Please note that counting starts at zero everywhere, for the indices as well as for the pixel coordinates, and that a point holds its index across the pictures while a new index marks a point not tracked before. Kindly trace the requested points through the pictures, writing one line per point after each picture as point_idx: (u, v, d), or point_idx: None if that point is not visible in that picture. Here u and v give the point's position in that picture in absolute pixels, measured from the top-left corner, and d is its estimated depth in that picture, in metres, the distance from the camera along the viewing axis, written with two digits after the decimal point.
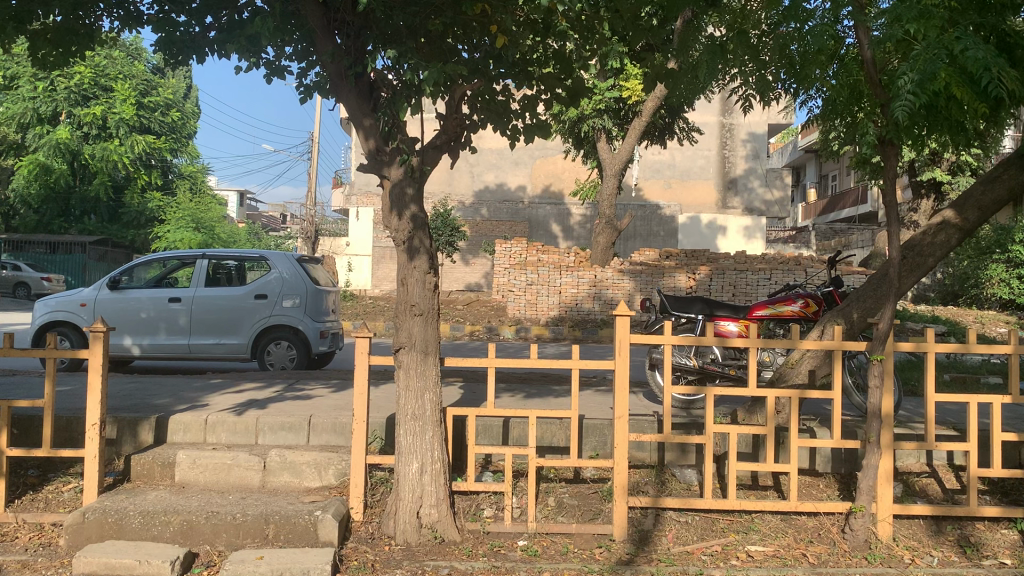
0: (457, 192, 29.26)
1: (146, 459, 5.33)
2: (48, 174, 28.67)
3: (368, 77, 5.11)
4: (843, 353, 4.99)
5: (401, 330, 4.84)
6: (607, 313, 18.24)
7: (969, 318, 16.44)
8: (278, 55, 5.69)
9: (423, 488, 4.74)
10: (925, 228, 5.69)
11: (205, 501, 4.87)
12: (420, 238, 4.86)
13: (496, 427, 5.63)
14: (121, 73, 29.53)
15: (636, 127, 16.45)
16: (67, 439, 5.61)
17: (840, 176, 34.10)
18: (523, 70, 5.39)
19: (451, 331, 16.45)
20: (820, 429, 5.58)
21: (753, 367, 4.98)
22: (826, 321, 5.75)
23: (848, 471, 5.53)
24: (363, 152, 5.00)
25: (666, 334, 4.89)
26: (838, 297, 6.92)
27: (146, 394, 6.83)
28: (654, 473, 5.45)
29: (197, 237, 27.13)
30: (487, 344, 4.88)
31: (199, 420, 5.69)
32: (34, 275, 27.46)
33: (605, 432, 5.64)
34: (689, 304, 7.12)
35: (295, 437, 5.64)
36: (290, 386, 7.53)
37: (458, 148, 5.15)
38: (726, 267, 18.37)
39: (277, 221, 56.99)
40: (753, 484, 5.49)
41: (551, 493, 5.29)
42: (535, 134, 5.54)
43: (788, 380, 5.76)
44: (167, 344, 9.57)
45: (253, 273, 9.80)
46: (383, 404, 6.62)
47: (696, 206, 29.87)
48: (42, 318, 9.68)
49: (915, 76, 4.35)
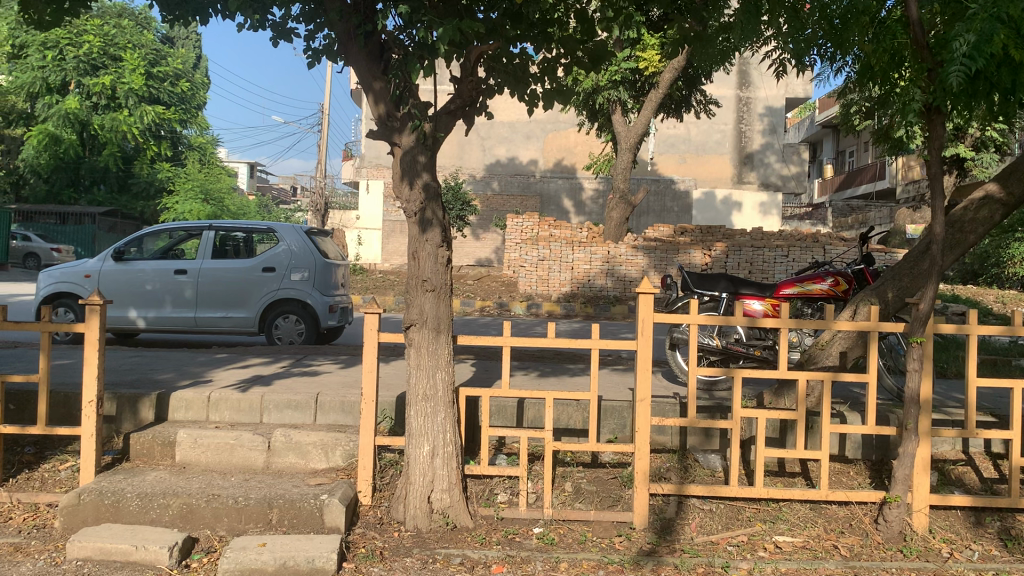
0: (469, 166, 28.93)
1: (145, 438, 5.11)
2: (58, 145, 28.39)
3: (379, 38, 4.81)
4: (879, 334, 4.69)
5: (413, 307, 4.58)
6: (620, 289, 17.90)
7: (990, 298, 16.09)
8: (285, 15, 5.39)
9: (434, 471, 4.50)
10: (967, 203, 5.35)
11: (206, 484, 4.65)
12: (433, 210, 4.58)
13: (511, 409, 5.38)
14: (131, 43, 29.33)
15: (651, 100, 16.07)
16: (64, 416, 5.40)
17: (856, 152, 33.50)
18: (543, 32, 5.00)
19: (462, 307, 16.23)
20: (851, 414, 5.33)
21: (783, 348, 4.69)
22: (859, 300, 5.47)
23: (879, 458, 5.29)
24: (374, 117, 4.72)
25: (692, 314, 4.59)
26: (870, 274, 6.63)
27: (148, 369, 6.61)
28: (677, 458, 5.21)
29: (206, 208, 26.94)
30: (502, 321, 4.60)
31: (201, 397, 5.47)
32: (44, 246, 27.33)
33: (624, 413, 5.38)
34: (713, 282, 6.82)
35: (301, 416, 5.40)
36: (298, 362, 7.31)
37: (473, 113, 4.86)
38: (743, 244, 18.04)
39: (288, 194, 56.99)
40: (780, 471, 5.22)
41: (568, 479, 5.03)
42: (554, 100, 5.21)
43: (817, 362, 5.52)
44: (173, 317, 9.36)
45: (261, 246, 9.55)
46: (394, 382, 6.38)
47: (711, 181, 29.44)
48: (46, 289, 9.53)
49: (970, 38, 4.09)
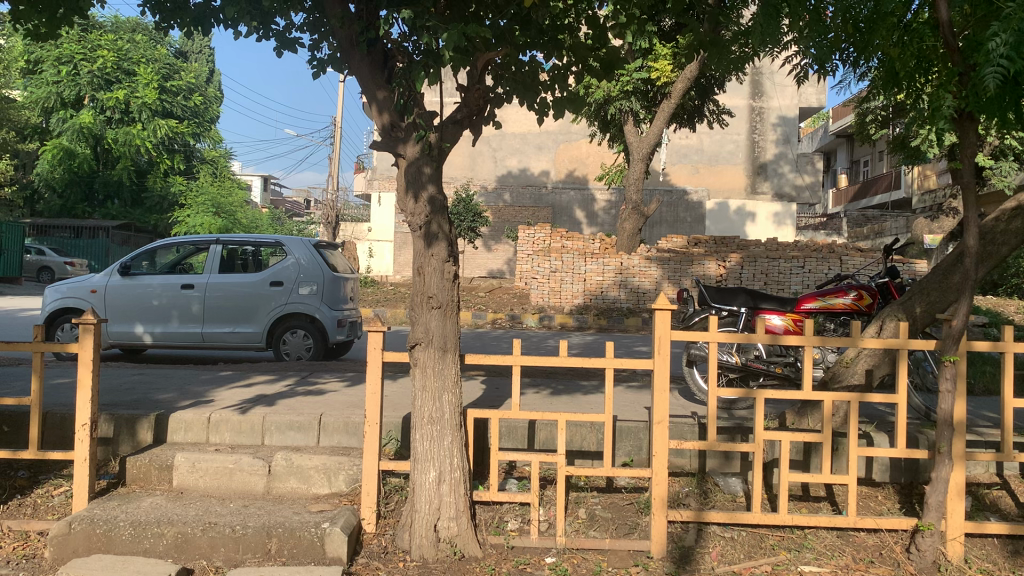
0: (480, 177, 28.95)
1: (142, 461, 4.92)
2: (72, 159, 28.51)
3: (382, 46, 4.63)
4: (908, 353, 4.44)
5: (418, 325, 4.37)
6: (634, 301, 17.64)
7: (1011, 309, 15.73)
8: (288, 25, 5.23)
9: (441, 499, 4.29)
10: (999, 213, 5.11)
11: (203, 511, 4.46)
12: (438, 223, 4.38)
13: (521, 430, 5.17)
14: (144, 57, 29.54)
15: (663, 110, 15.82)
16: (59, 439, 5.21)
17: (871, 161, 33.16)
18: (553, 38, 4.78)
19: (473, 319, 16.02)
20: (879, 436, 5.08)
21: (807, 367, 4.45)
22: (886, 315, 5.23)
23: (908, 481, 5.05)
24: (378, 127, 4.53)
25: (711, 331, 4.36)
26: (895, 289, 6.41)
27: (148, 388, 6.42)
28: (696, 483, 4.98)
29: (217, 221, 26.87)
30: (513, 340, 4.40)
31: (201, 418, 5.29)
32: (58, 260, 27.33)
33: (640, 435, 5.15)
34: (731, 296, 6.56)
35: (303, 438, 5.20)
36: (303, 380, 7.13)
37: (481, 123, 4.67)
38: (758, 255, 17.77)
39: (302, 207, 57.17)
40: (804, 495, 4.97)
41: (582, 505, 4.81)
42: (566, 108, 4.96)
43: (841, 381, 5.29)
44: (179, 333, 9.19)
45: (269, 260, 9.39)
46: (400, 401, 6.17)
47: (725, 191, 29.16)
48: (52, 305, 9.38)
49: (1009, 38, 3.87)
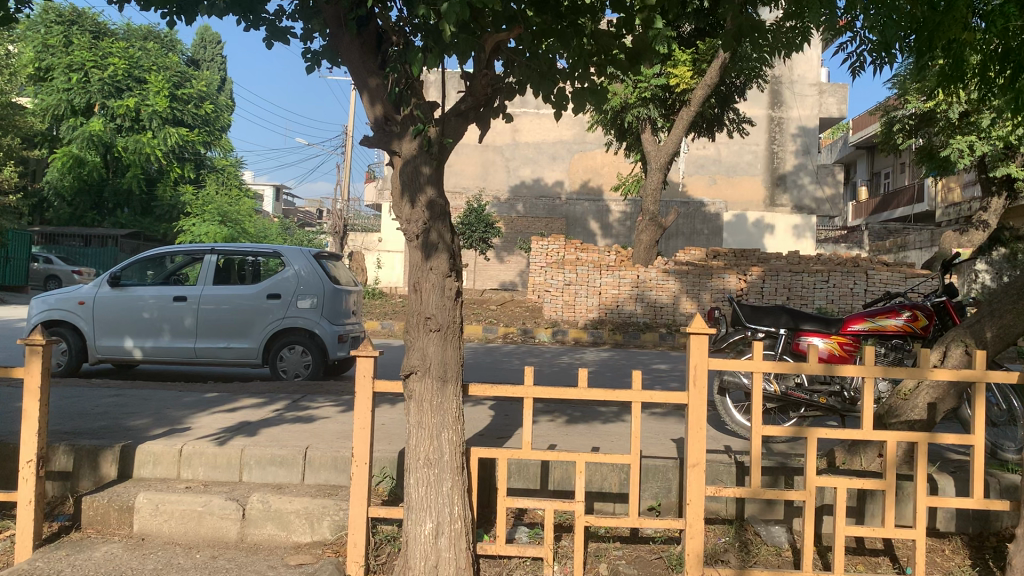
0: (492, 187, 28.35)
1: (100, 502, 4.31)
2: (82, 167, 28.12)
3: (375, 25, 4.04)
4: (987, 385, 3.78)
5: (414, 350, 3.75)
6: (651, 316, 16.94)
7: None
8: (279, 12, 4.64)
9: (439, 554, 3.65)
10: None
11: (162, 564, 3.87)
12: (438, 230, 3.76)
13: (534, 468, 4.55)
14: (155, 65, 29.32)
15: (682, 117, 15.11)
16: (7, 474, 4.60)
17: (892, 173, 32.38)
18: (572, 25, 4.09)
19: (483, 333, 15.36)
20: (944, 480, 4.44)
21: (868, 401, 3.78)
22: (950, 341, 4.59)
23: (978, 531, 4.40)
24: (370, 120, 3.93)
25: (754, 359, 3.72)
26: (955, 310, 5.74)
27: (120, 413, 5.81)
28: (734, 532, 4.33)
29: (223, 230, 26.38)
30: (524, 367, 3.76)
31: (172, 450, 4.68)
32: (65, 269, 26.80)
33: (668, 476, 4.51)
34: (769, 315, 5.91)
35: (287, 474, 4.59)
36: (295, 403, 6.53)
37: (488, 116, 4.07)
38: (780, 269, 17.17)
39: (314, 216, 56.89)
40: (859, 548, 4.30)
41: (603, 559, 4.16)
42: (588, 101, 4.25)
43: (900, 416, 4.67)
44: (170, 348, 8.61)
45: (267, 271, 8.78)
46: (398, 432, 5.57)
47: (743, 203, 28.48)
48: (37, 317, 8.79)
49: None
